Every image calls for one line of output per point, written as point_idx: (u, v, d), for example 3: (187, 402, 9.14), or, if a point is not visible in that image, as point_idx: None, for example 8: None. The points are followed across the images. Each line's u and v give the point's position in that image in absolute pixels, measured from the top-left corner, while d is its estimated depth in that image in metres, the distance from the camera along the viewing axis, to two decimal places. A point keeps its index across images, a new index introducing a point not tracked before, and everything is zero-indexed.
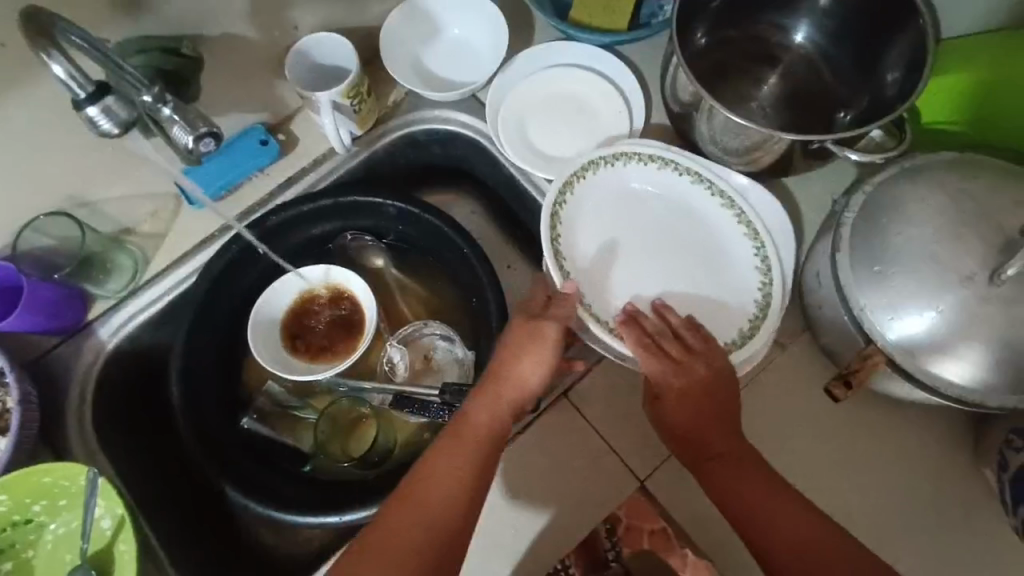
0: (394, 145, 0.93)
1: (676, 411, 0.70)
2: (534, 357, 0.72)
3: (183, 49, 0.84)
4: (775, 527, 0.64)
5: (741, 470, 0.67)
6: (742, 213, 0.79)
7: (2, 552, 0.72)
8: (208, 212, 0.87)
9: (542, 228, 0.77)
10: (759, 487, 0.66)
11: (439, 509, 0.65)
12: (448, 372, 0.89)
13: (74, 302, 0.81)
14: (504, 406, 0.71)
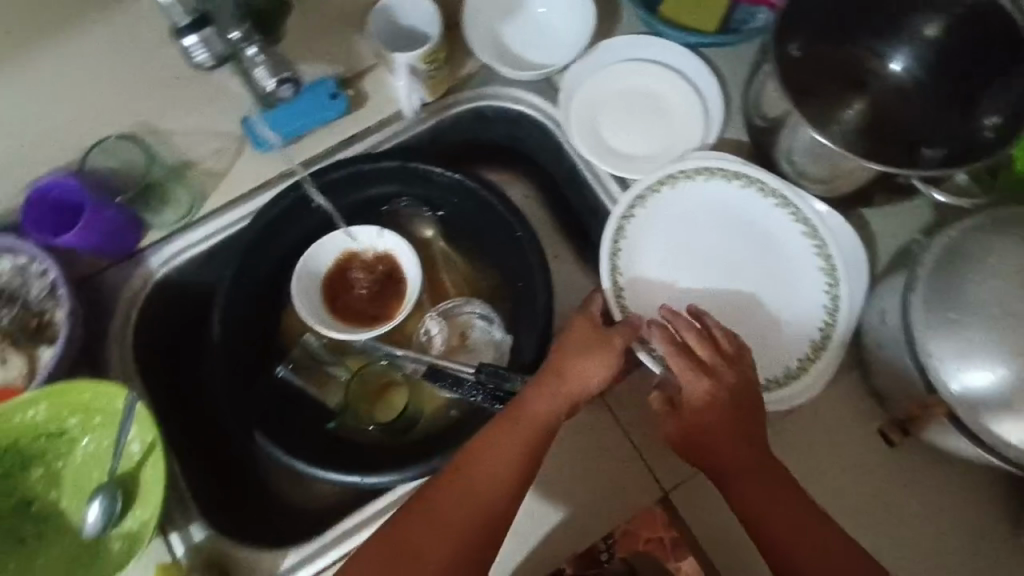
0: (462, 117, 0.91)
1: (695, 420, 0.68)
2: (594, 359, 0.70)
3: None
4: (792, 556, 0.64)
5: (761, 490, 0.66)
6: (821, 243, 0.76)
7: (33, 458, 0.72)
8: (270, 156, 0.87)
9: (604, 240, 0.78)
10: (779, 511, 0.65)
11: (490, 500, 0.65)
12: (482, 353, 0.88)
13: (131, 227, 0.81)
14: (563, 402, 0.69)
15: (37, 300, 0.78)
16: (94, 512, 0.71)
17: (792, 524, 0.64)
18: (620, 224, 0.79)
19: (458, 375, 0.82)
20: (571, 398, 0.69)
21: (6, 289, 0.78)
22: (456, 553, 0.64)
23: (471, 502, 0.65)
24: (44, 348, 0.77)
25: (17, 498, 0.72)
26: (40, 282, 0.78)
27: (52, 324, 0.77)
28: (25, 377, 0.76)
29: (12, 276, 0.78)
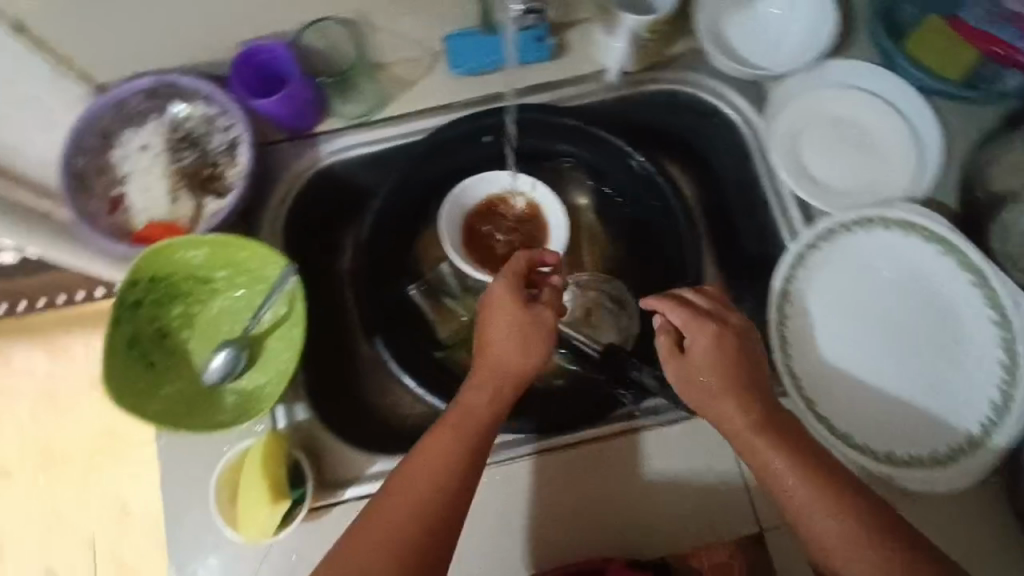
0: (654, 98, 0.87)
1: (699, 373, 0.67)
2: (498, 320, 0.70)
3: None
4: (823, 523, 0.60)
5: (782, 449, 0.63)
6: (1011, 338, 0.70)
7: (176, 296, 0.75)
8: (460, 80, 0.86)
9: (778, 265, 0.76)
10: (802, 472, 0.62)
11: (434, 501, 0.62)
12: (604, 332, 0.86)
13: (315, 108, 0.82)
14: (484, 396, 0.68)
15: (215, 152, 0.80)
16: (218, 362, 0.74)
17: (814, 483, 0.61)
18: (803, 252, 0.76)
19: (582, 349, 0.84)
20: (501, 381, 0.69)
21: (190, 133, 0.80)
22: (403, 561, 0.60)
23: (437, 483, 0.63)
24: (212, 200, 0.79)
25: (155, 326, 0.74)
26: (222, 136, 0.80)
27: (222, 178, 0.80)
28: (189, 219, 0.79)
29: (199, 122, 0.80)
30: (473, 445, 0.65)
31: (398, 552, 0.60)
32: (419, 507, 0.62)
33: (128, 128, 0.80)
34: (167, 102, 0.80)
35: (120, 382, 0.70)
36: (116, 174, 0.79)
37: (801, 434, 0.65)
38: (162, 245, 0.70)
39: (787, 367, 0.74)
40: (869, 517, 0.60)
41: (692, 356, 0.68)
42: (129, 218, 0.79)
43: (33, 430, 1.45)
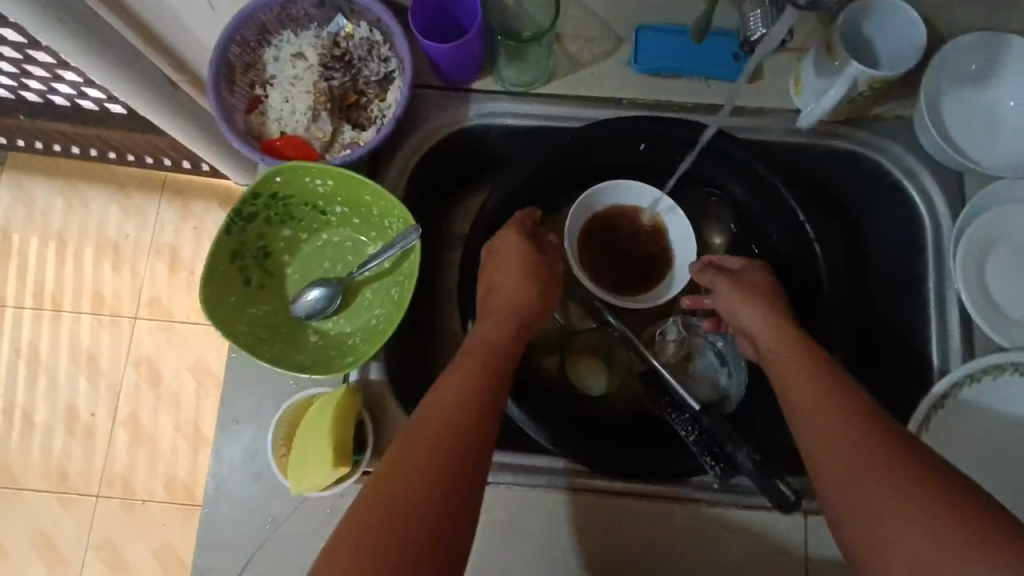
0: (834, 155, 0.78)
1: (735, 307, 0.72)
2: (505, 261, 0.73)
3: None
4: (839, 458, 0.54)
5: (819, 386, 0.60)
6: None
7: (288, 220, 0.72)
8: (635, 77, 0.78)
9: (933, 387, 0.67)
10: (826, 406, 0.58)
11: (464, 415, 0.57)
12: (699, 385, 0.82)
13: (477, 62, 0.76)
14: (499, 316, 0.70)
15: (366, 80, 0.76)
16: (311, 298, 0.71)
17: (844, 420, 0.56)
18: (962, 380, 0.68)
19: (676, 399, 0.77)
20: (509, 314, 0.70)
21: (348, 54, 0.76)
22: (436, 463, 0.53)
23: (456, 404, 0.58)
24: (349, 129, 0.76)
25: (261, 243, 0.71)
26: (378, 66, 0.75)
27: (366, 109, 0.76)
28: (321, 145, 0.75)
29: (360, 44, 0.76)
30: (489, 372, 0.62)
31: (418, 467, 0.53)
32: (445, 439, 0.55)
33: (288, 30, 0.75)
34: (334, 14, 0.75)
35: (216, 291, 0.67)
36: (264, 73, 0.75)
37: (847, 379, 0.61)
38: (297, 165, 0.66)
39: None
40: (899, 455, 0.52)
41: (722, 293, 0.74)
42: (263, 124, 0.75)
43: (95, 279, 1.47)
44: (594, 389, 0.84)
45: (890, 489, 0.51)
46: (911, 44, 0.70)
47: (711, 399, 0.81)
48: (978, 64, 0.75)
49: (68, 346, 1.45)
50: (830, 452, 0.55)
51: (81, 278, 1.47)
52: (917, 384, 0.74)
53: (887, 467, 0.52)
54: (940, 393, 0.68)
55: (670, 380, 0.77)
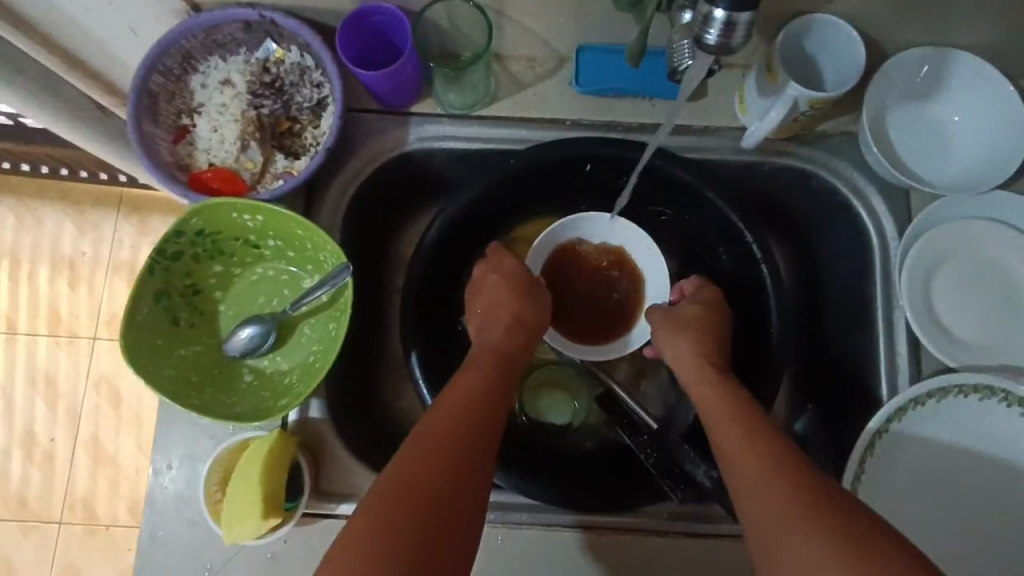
0: (783, 172, 0.77)
1: (673, 339, 0.71)
2: (500, 273, 0.73)
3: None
4: (763, 494, 0.52)
5: (739, 420, 0.59)
6: None
7: (219, 255, 0.69)
8: (580, 99, 0.76)
9: (877, 415, 0.66)
10: (752, 440, 0.56)
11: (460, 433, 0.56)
12: (651, 403, 0.84)
13: (417, 85, 0.73)
14: (504, 334, 0.69)
15: (299, 107, 0.73)
16: (244, 336, 0.69)
17: (766, 453, 0.55)
18: (905, 405, 0.66)
19: (634, 420, 0.78)
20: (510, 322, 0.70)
21: (279, 80, 0.73)
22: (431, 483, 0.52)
23: (462, 418, 0.58)
24: (282, 157, 0.73)
25: (188, 281, 0.68)
26: (310, 92, 0.73)
27: (300, 137, 0.73)
28: (252, 176, 0.72)
29: (291, 70, 0.73)
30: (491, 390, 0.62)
31: (436, 471, 0.53)
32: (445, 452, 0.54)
33: (215, 56, 0.72)
34: (262, 39, 0.72)
35: (138, 334, 0.64)
36: (191, 100, 0.73)
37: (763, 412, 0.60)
38: (221, 200, 0.63)
39: None
40: (817, 488, 0.51)
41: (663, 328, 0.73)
42: (191, 155, 0.72)
43: (51, 298, 1.39)
44: (557, 423, 0.82)
45: (809, 528, 0.49)
46: (852, 65, 0.68)
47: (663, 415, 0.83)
48: (927, 70, 0.71)
49: (23, 369, 1.37)
50: (755, 487, 0.53)
51: (36, 297, 1.39)
52: (866, 404, 0.73)
53: (811, 501, 0.50)
54: (884, 420, 0.66)
55: (636, 407, 0.78)
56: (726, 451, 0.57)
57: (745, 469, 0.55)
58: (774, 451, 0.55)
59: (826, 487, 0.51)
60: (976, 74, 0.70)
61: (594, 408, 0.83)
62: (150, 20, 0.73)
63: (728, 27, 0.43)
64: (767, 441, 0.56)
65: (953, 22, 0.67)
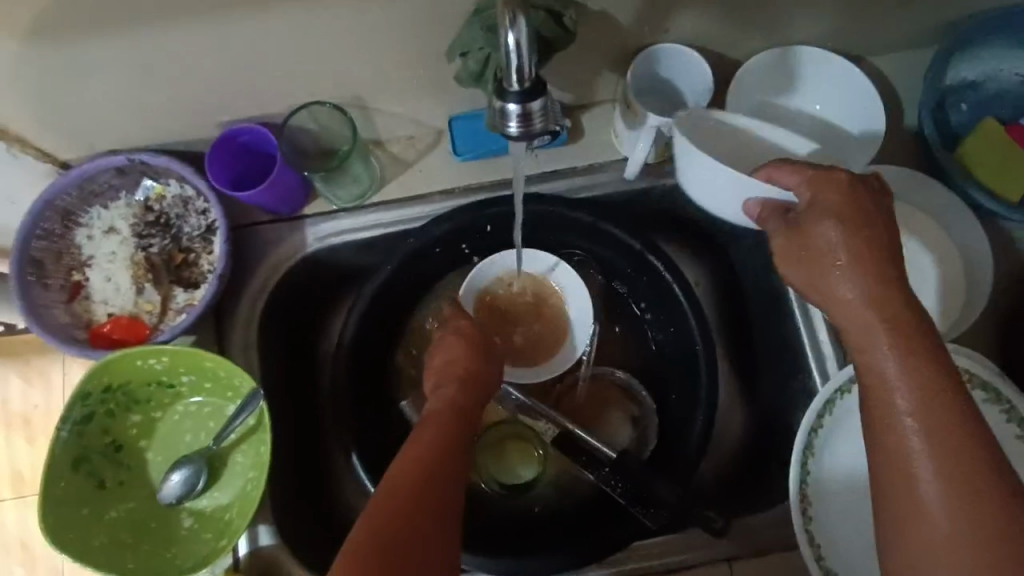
0: (676, 190, 0.78)
1: (835, 266, 0.53)
2: (451, 352, 0.69)
3: (567, 17, 0.56)
4: (937, 484, 0.45)
5: (939, 424, 0.46)
6: None
7: (135, 404, 0.68)
8: (464, 166, 0.77)
9: (808, 413, 0.64)
10: (947, 419, 0.46)
11: (402, 529, 0.51)
12: (618, 431, 0.80)
13: (302, 191, 0.74)
14: (450, 394, 0.65)
15: (189, 237, 0.73)
16: (175, 481, 0.67)
17: (945, 453, 0.46)
18: (833, 397, 0.64)
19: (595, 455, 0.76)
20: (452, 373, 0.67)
21: (163, 215, 0.73)
22: None
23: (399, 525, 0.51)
24: (181, 291, 0.72)
25: (107, 438, 0.67)
26: (197, 220, 0.73)
27: (196, 266, 0.73)
28: (153, 317, 0.72)
29: (174, 203, 0.73)
30: (456, 424, 0.61)
31: None
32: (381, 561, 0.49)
33: (94, 206, 0.72)
34: (139, 179, 0.72)
35: (61, 510, 0.63)
36: (80, 255, 0.72)
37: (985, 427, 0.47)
38: (120, 354, 0.62)
39: (803, 533, 0.62)
40: (999, 522, 0.43)
41: (779, 252, 0.57)
42: (89, 309, 0.72)
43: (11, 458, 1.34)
44: (525, 481, 0.79)
45: (955, 547, 0.44)
46: (703, 84, 0.70)
47: (633, 441, 0.79)
48: (782, 53, 0.73)
49: None
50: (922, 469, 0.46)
51: None
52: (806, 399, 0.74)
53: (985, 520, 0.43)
54: (816, 417, 0.64)
55: (592, 445, 0.76)
56: (886, 435, 0.48)
57: (919, 456, 0.46)
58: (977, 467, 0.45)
59: (991, 506, 0.44)
60: (822, 64, 0.74)
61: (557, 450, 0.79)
62: (26, 186, 0.73)
63: (526, 117, 0.42)
64: (968, 436, 0.46)
65: (787, 24, 0.71)
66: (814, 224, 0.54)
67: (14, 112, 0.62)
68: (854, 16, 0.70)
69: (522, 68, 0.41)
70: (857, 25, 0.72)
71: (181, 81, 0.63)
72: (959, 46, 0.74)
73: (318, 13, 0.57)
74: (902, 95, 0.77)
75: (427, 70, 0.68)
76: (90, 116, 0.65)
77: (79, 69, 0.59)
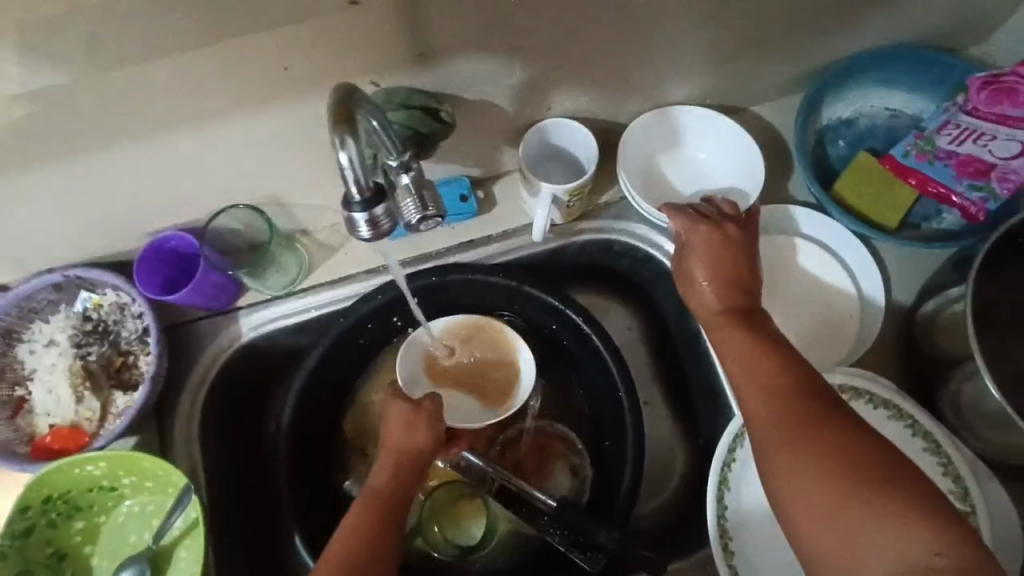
0: (587, 247, 0.83)
1: (698, 281, 0.66)
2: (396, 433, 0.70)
3: (443, 113, 0.68)
4: (810, 446, 0.52)
5: (793, 396, 0.55)
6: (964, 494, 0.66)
7: (77, 511, 0.70)
8: (385, 246, 0.82)
9: (718, 448, 0.68)
10: (796, 397, 0.55)
11: None
12: (559, 482, 0.83)
13: (232, 285, 0.78)
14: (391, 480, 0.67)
15: (128, 340, 0.77)
16: None
17: (808, 424, 0.53)
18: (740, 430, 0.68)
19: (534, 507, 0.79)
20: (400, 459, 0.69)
21: (102, 323, 0.77)
22: None
23: None
24: (121, 394, 0.75)
25: (50, 549, 0.69)
26: (134, 323, 0.77)
27: (135, 368, 0.76)
28: (94, 422, 0.74)
29: (111, 310, 0.77)
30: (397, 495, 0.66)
31: None
32: None
33: (34, 323, 0.76)
34: (75, 292, 0.77)
35: None
36: (22, 370, 0.76)
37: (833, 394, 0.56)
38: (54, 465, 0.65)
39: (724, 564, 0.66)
40: (868, 474, 0.49)
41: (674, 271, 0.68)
42: (31, 421, 0.74)
43: None
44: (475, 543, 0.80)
45: (834, 499, 0.49)
46: (590, 148, 0.76)
47: (572, 490, 0.82)
48: (661, 114, 0.79)
49: None
50: (783, 449, 0.53)
51: None
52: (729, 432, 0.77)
53: (852, 468, 0.50)
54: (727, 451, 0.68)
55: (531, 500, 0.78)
56: (769, 405, 0.55)
57: (784, 423, 0.54)
58: (830, 423, 0.53)
59: (856, 452, 0.51)
60: (699, 119, 0.80)
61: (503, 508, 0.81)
62: None
63: (372, 220, 0.54)
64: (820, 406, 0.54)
65: (662, 88, 0.77)
66: (685, 257, 0.67)
67: None
68: (722, 75, 0.77)
69: (357, 182, 0.52)
70: (727, 82, 0.79)
71: (103, 200, 0.68)
72: (822, 91, 0.80)
73: (221, 131, 0.63)
74: (782, 138, 0.83)
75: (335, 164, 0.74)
76: (22, 238, 0.70)
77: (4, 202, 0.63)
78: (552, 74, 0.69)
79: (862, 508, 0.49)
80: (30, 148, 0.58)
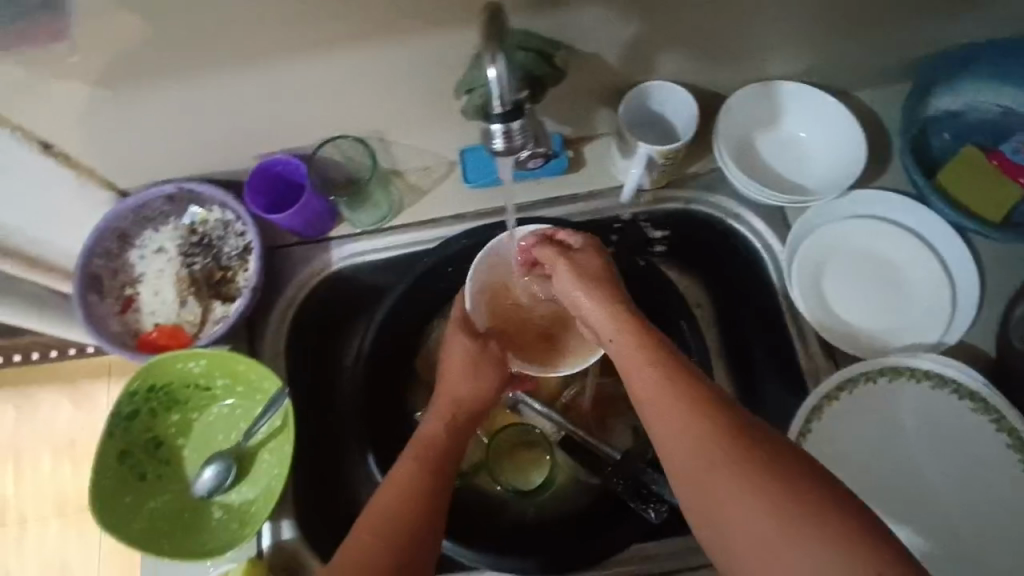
0: (672, 215, 0.84)
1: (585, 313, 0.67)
2: (455, 379, 0.74)
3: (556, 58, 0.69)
4: (728, 475, 0.51)
5: (696, 413, 0.54)
6: None
7: (174, 404, 0.75)
8: (473, 193, 0.84)
9: (794, 419, 0.70)
10: (699, 418, 0.54)
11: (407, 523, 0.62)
12: (621, 439, 0.84)
13: (329, 215, 0.82)
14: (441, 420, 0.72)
15: (228, 256, 0.81)
16: (207, 476, 0.73)
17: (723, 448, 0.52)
18: (819, 404, 0.71)
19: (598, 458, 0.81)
20: (456, 407, 0.73)
21: (206, 237, 0.82)
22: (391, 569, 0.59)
23: (406, 519, 0.62)
24: (219, 304, 0.80)
25: (150, 435, 0.75)
26: (236, 241, 0.81)
27: (233, 282, 0.81)
28: (194, 326, 0.80)
29: (216, 226, 0.82)
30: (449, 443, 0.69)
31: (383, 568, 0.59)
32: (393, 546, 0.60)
33: (147, 229, 0.82)
34: (186, 206, 0.82)
35: (107, 498, 0.70)
36: (132, 272, 0.81)
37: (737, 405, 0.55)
38: (164, 355, 0.70)
39: None
40: (799, 500, 0.48)
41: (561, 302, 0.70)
42: (138, 319, 0.80)
43: None
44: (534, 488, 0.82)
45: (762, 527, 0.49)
46: (690, 113, 0.77)
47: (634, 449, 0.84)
48: (762, 88, 0.79)
49: None
50: (704, 472, 0.52)
51: None
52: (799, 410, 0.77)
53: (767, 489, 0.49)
54: (803, 421, 0.71)
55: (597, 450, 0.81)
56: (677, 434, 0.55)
57: (697, 454, 0.53)
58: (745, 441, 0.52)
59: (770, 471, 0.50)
60: (802, 97, 0.79)
61: (566, 456, 0.83)
62: (88, 212, 0.83)
63: (506, 134, 0.56)
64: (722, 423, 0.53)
65: (769, 60, 0.77)
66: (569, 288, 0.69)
67: (84, 146, 0.72)
68: (831, 53, 0.77)
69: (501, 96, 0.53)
70: (836, 60, 0.78)
71: (226, 117, 0.72)
72: (933, 80, 0.79)
73: (347, 58, 0.66)
74: (884, 124, 0.82)
75: (440, 106, 0.76)
76: (148, 148, 0.75)
77: (142, 108, 0.68)
78: (665, 34, 0.70)
79: (786, 521, 0.48)
80: (176, 59, 0.62)
